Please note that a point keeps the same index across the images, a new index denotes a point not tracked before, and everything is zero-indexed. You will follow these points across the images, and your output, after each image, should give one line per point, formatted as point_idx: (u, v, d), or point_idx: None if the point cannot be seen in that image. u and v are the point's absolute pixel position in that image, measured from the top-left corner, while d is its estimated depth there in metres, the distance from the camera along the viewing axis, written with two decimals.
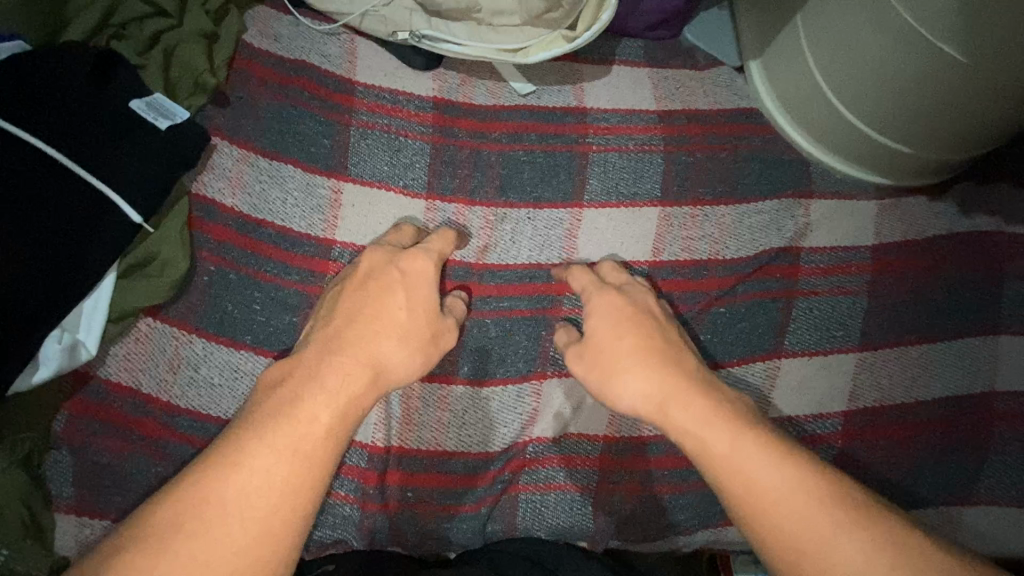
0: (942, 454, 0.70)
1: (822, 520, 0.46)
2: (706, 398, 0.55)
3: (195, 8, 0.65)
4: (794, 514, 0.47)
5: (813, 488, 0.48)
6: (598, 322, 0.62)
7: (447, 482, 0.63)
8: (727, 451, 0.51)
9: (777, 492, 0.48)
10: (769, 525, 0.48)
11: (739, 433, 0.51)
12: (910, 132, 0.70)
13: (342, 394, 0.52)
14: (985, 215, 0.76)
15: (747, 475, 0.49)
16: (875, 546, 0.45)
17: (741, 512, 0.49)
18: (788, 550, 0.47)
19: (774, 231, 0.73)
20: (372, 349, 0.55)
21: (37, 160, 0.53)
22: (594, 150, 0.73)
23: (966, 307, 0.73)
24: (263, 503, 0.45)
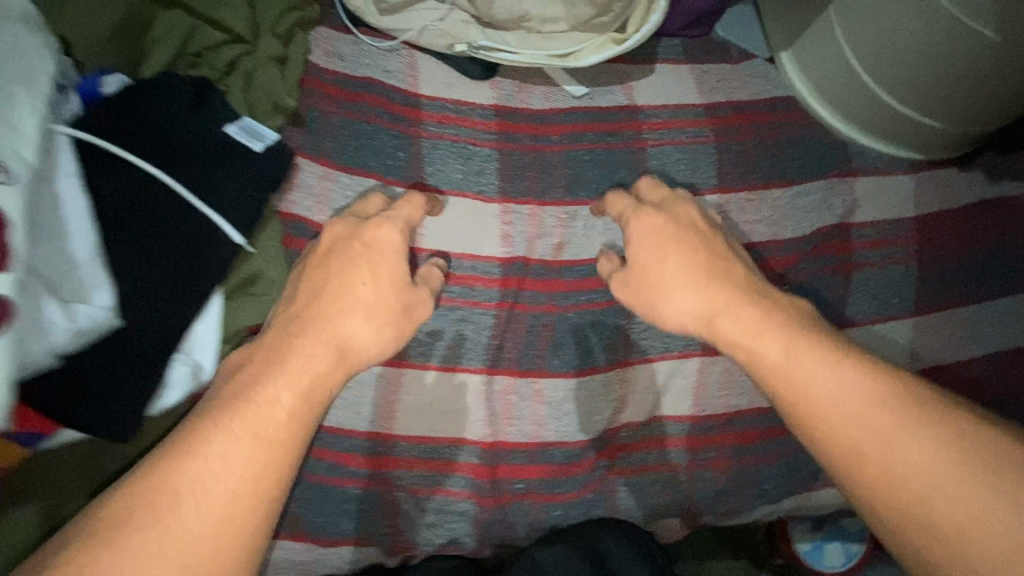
0: (1001, 405, 0.75)
1: (884, 417, 0.48)
2: (765, 314, 0.56)
3: (266, 32, 0.67)
4: (854, 413, 0.49)
5: (878, 390, 0.50)
6: (638, 242, 0.63)
7: (549, 471, 0.66)
8: (783, 362, 0.53)
9: (842, 392, 0.50)
10: (827, 425, 0.50)
11: (792, 342, 0.54)
12: (943, 108, 0.74)
13: (304, 374, 0.51)
14: (1010, 181, 0.82)
15: (804, 380, 0.52)
16: (935, 438, 0.47)
17: (797, 418, 0.52)
18: (848, 449, 0.49)
19: (825, 210, 0.77)
20: (339, 327, 0.55)
21: (146, 185, 0.54)
22: (650, 145, 0.76)
23: (1004, 267, 0.79)
24: (219, 492, 0.45)
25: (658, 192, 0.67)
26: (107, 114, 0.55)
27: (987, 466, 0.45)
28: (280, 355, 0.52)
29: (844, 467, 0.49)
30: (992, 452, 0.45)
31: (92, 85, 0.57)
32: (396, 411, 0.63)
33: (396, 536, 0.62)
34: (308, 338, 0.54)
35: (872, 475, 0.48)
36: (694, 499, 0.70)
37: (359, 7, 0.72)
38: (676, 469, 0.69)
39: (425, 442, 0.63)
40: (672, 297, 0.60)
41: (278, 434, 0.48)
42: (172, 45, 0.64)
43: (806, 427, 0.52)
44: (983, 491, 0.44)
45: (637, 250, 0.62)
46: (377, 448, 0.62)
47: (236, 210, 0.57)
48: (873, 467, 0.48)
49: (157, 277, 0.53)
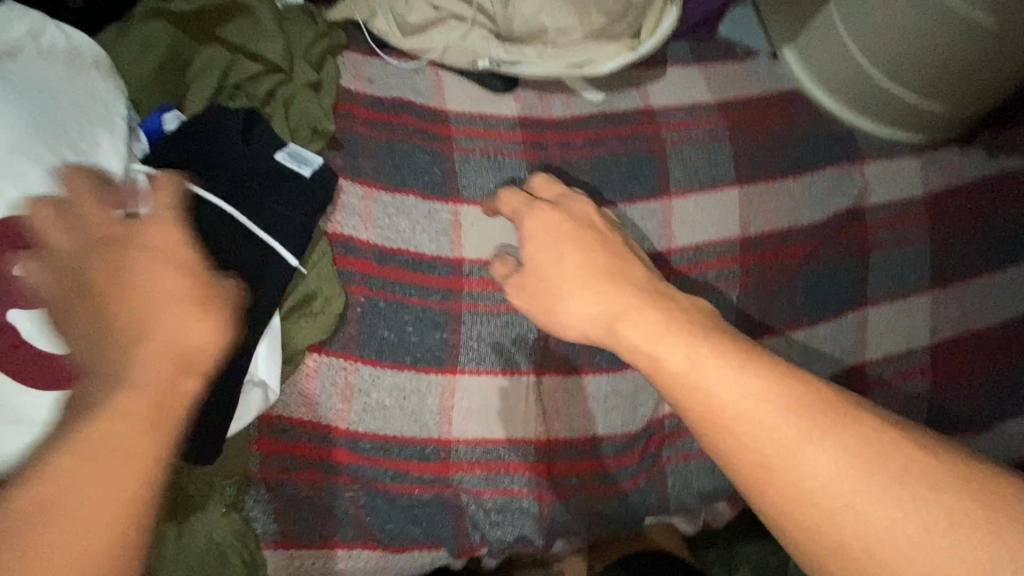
0: (1015, 368, 0.80)
1: (799, 422, 0.35)
2: (667, 316, 0.43)
3: (301, 60, 0.69)
4: (776, 419, 0.36)
5: (785, 390, 0.37)
6: (533, 241, 0.53)
7: (602, 465, 0.68)
8: (677, 371, 0.40)
9: (744, 394, 0.37)
10: (733, 441, 0.36)
11: (699, 343, 0.40)
12: (944, 92, 0.79)
13: (143, 371, 0.34)
14: (1009, 156, 0.86)
15: (690, 383, 0.39)
16: (852, 445, 0.34)
17: (705, 435, 0.38)
18: (746, 465, 0.36)
19: (840, 194, 0.81)
20: (152, 321, 0.36)
21: (211, 216, 0.59)
22: (670, 144, 0.80)
23: (1011, 238, 0.83)
24: (82, 514, 0.30)
25: (552, 187, 0.61)
26: (164, 146, 0.61)
27: (893, 478, 0.33)
28: (103, 323, 0.36)
29: (749, 490, 0.37)
30: (920, 455, 0.34)
31: (154, 123, 0.62)
32: (454, 415, 0.64)
33: (464, 537, 0.64)
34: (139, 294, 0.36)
35: (778, 498, 0.35)
36: None
37: (384, 31, 0.76)
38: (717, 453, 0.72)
39: (484, 444, 0.65)
40: (585, 299, 0.48)
41: (149, 415, 0.33)
42: (212, 79, 0.66)
43: (712, 443, 0.38)
44: (910, 505, 0.32)
45: (530, 249, 0.52)
46: (438, 454, 0.63)
47: (285, 231, 0.61)
48: (792, 486, 0.34)
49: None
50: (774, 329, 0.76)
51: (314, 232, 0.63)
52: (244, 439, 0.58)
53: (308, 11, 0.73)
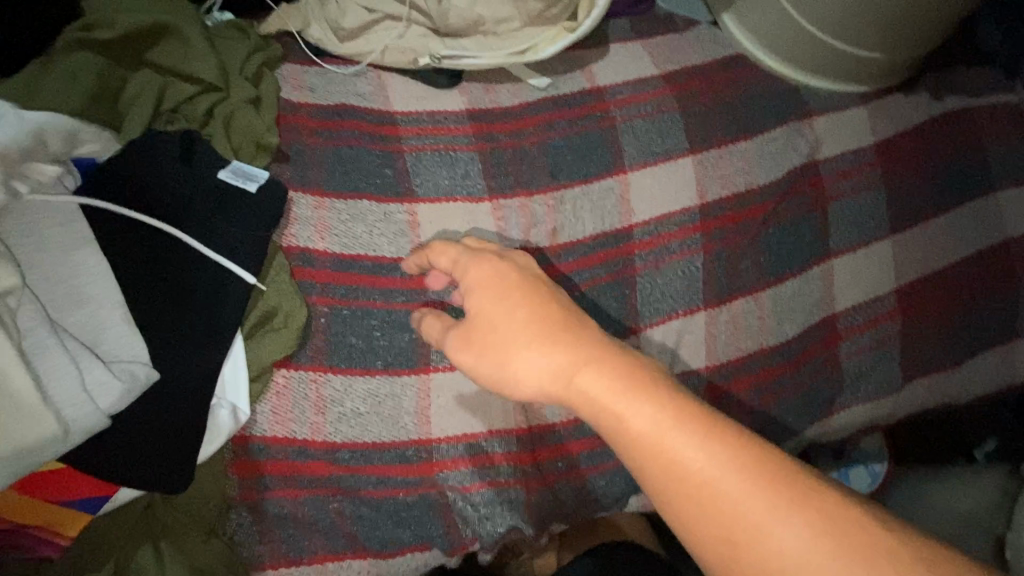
0: (982, 302, 0.82)
1: (760, 496, 0.38)
2: (625, 373, 0.44)
3: (236, 77, 0.69)
4: (742, 492, 0.38)
5: (748, 462, 0.40)
6: (479, 294, 0.50)
7: (587, 445, 0.67)
8: (637, 436, 0.42)
9: (708, 468, 0.39)
10: (703, 511, 0.39)
11: (661, 404, 0.42)
12: (882, 40, 0.80)
13: None
14: (953, 96, 0.88)
15: (656, 453, 0.41)
16: (814, 523, 0.37)
17: (671, 501, 0.40)
18: (715, 538, 0.39)
19: (792, 152, 0.82)
20: None
21: (159, 244, 0.59)
22: (619, 121, 0.80)
23: (963, 175, 0.84)
24: None
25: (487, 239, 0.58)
26: (104, 179, 0.60)
27: (854, 558, 0.36)
28: None
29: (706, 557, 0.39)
30: (880, 535, 0.37)
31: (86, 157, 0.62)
32: (432, 413, 0.63)
33: (455, 534, 0.62)
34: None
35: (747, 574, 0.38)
36: None
37: (320, 37, 0.76)
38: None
39: (465, 439, 0.64)
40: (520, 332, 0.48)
41: None
42: (148, 105, 0.65)
43: (681, 514, 0.40)
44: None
45: (481, 303, 0.50)
46: (420, 455, 0.62)
47: (237, 248, 0.60)
48: (755, 560, 0.37)
49: (179, 322, 0.57)
50: (743, 291, 0.77)
51: (267, 248, 0.62)
52: (220, 464, 0.58)
53: (240, 26, 0.73)
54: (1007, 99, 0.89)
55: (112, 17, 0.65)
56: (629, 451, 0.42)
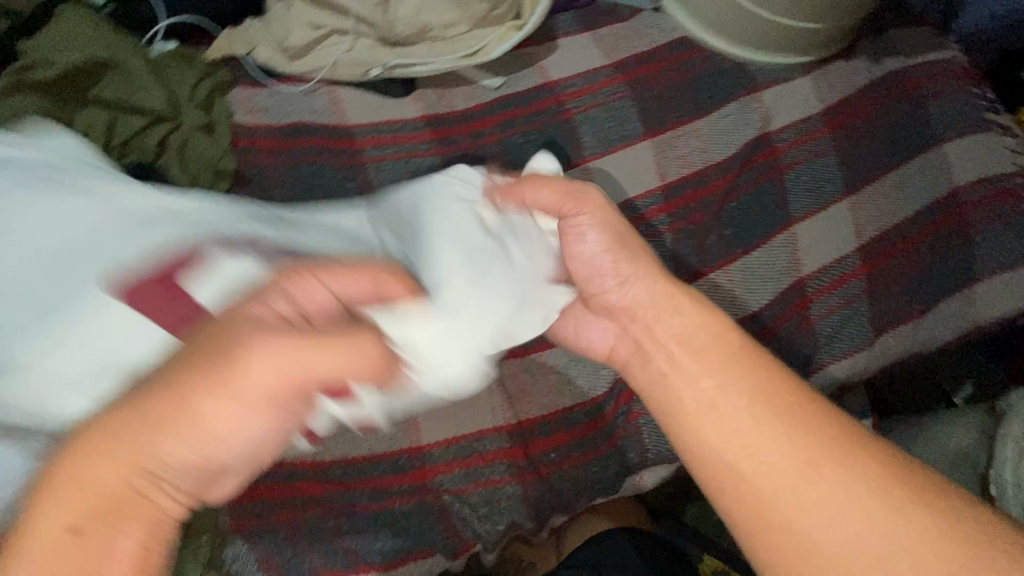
0: (941, 250, 0.84)
1: (808, 440, 0.44)
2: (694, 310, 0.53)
3: (187, 105, 0.68)
4: (780, 431, 0.45)
5: (793, 419, 0.46)
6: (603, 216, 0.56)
7: (577, 434, 0.68)
8: (697, 363, 0.50)
9: (764, 391, 0.47)
10: (754, 446, 0.45)
11: (711, 359, 0.50)
12: (818, 10, 0.83)
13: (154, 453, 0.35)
14: (890, 58, 0.91)
15: (715, 379, 0.49)
16: (856, 485, 0.42)
17: (711, 430, 0.47)
18: (747, 486, 0.45)
19: (744, 126, 0.84)
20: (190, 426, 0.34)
21: None
22: (576, 113, 0.81)
23: (909, 132, 0.87)
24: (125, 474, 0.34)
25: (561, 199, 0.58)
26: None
27: (886, 504, 0.41)
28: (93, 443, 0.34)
29: (711, 487, 0.47)
30: (909, 485, 0.42)
31: None
32: (420, 419, 0.64)
33: (456, 537, 0.62)
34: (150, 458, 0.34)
35: (778, 516, 0.43)
36: None
37: (269, 58, 0.75)
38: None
39: (455, 442, 0.64)
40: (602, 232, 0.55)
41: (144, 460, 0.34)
42: (97, 141, 0.64)
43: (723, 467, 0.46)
44: (875, 510, 0.41)
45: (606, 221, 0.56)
46: (413, 462, 0.62)
47: None
48: (798, 500, 0.43)
49: None
50: (713, 263, 0.79)
51: None
52: None
53: (189, 55, 0.72)
54: (941, 55, 0.93)
55: (53, 55, 0.64)
56: (693, 388, 0.50)
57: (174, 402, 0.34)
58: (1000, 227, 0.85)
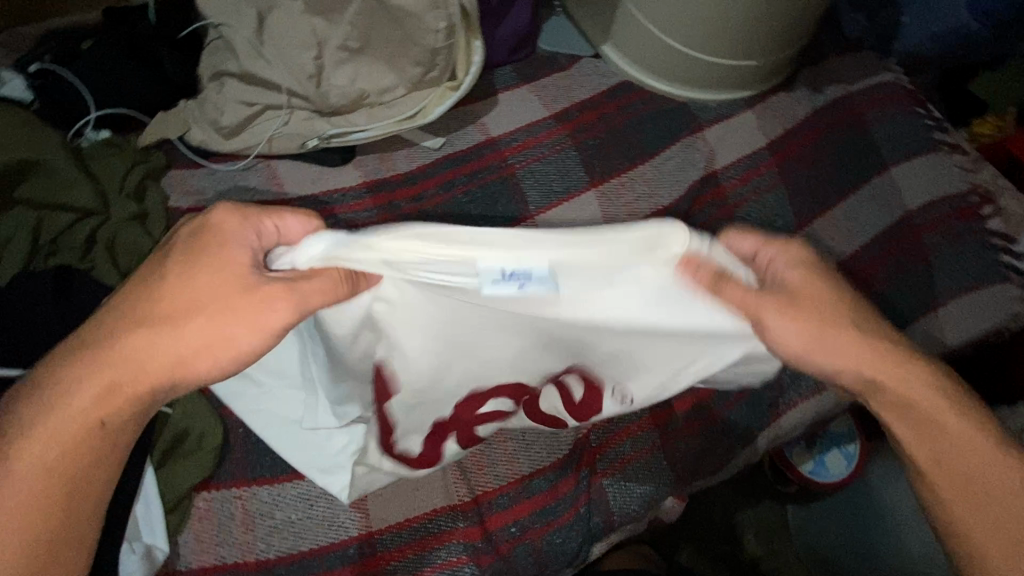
0: (901, 276, 0.82)
1: (999, 475, 0.49)
2: (907, 379, 0.51)
3: (116, 196, 0.67)
4: (993, 472, 0.49)
5: (972, 426, 0.51)
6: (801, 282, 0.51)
7: (539, 502, 0.65)
8: (902, 417, 0.52)
9: (975, 449, 0.50)
10: (976, 494, 0.49)
11: (917, 380, 0.52)
12: (752, 48, 0.84)
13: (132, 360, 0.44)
14: (831, 85, 0.92)
15: (911, 421, 0.52)
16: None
17: (940, 484, 0.51)
18: (952, 495, 0.50)
19: (690, 167, 0.83)
20: (160, 344, 0.44)
21: None
22: (518, 167, 0.81)
23: (857, 158, 0.87)
24: (121, 370, 0.44)
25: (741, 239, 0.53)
26: None
27: None
28: (106, 347, 0.44)
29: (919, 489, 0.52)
30: None
31: None
32: (370, 502, 0.61)
33: None
34: (169, 352, 0.45)
35: (980, 519, 0.49)
36: (678, 468, 0.71)
37: (203, 139, 0.74)
38: (665, 443, 0.71)
39: (408, 524, 0.61)
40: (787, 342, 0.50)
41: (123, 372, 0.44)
42: (22, 246, 0.62)
43: (928, 478, 0.51)
44: None
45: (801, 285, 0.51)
46: (363, 550, 0.59)
47: None
48: (974, 502, 0.49)
49: None
50: None
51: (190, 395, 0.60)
52: None
53: (120, 143, 0.71)
54: (883, 78, 0.93)
55: None
56: (909, 446, 0.52)
57: (192, 311, 0.45)
58: (958, 249, 0.83)
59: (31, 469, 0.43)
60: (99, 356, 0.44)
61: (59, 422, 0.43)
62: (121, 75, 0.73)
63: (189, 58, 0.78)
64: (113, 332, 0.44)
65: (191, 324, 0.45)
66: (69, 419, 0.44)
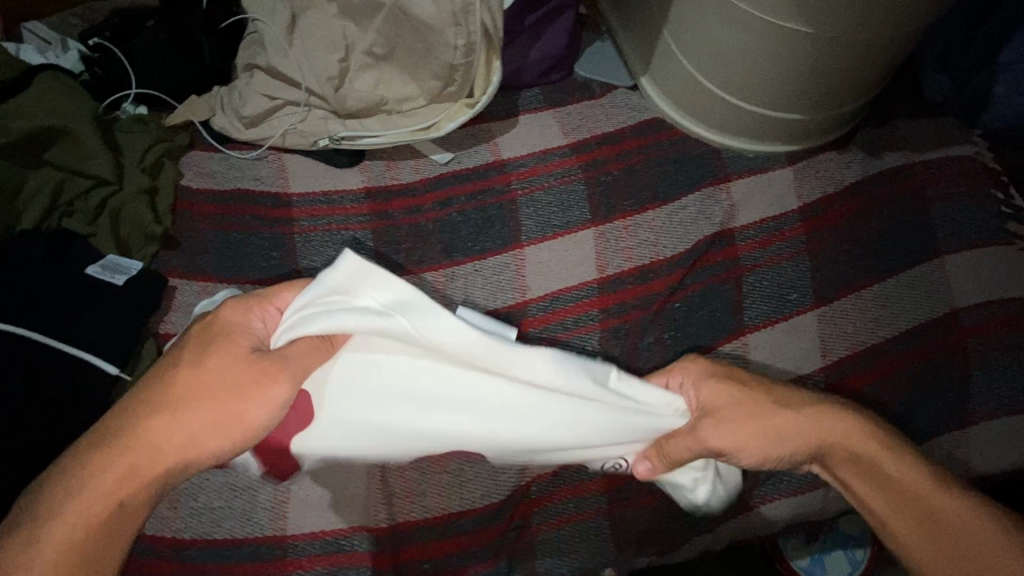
0: (930, 381, 0.71)
1: (947, 506, 0.54)
2: (837, 429, 0.59)
3: (132, 169, 0.72)
4: (941, 506, 0.54)
5: (911, 466, 0.57)
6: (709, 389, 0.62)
7: (459, 544, 0.63)
8: (852, 468, 0.59)
9: (920, 491, 0.56)
10: (931, 531, 0.54)
11: (846, 427, 0.59)
12: (798, 101, 0.76)
13: (147, 445, 0.50)
14: (892, 152, 0.82)
15: (856, 470, 0.58)
16: (974, 515, 0.53)
17: (898, 520, 0.56)
18: (910, 533, 0.55)
19: (703, 220, 0.77)
20: (176, 431, 0.51)
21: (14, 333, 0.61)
22: (520, 195, 0.78)
23: (906, 238, 0.76)
24: (141, 459, 0.50)
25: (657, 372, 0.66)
26: None
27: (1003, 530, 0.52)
28: (123, 434, 0.50)
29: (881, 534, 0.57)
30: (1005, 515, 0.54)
31: None
32: (290, 507, 0.62)
33: None
34: (179, 435, 0.51)
35: (936, 551, 0.53)
36: (619, 540, 0.67)
37: (225, 127, 0.78)
38: (613, 511, 0.67)
39: (324, 535, 0.61)
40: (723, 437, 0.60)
41: (135, 457, 0.49)
42: (41, 204, 0.68)
43: (884, 523, 0.57)
44: (991, 539, 0.52)
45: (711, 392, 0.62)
46: (275, 552, 0.60)
47: (89, 340, 0.63)
48: (929, 534, 0.54)
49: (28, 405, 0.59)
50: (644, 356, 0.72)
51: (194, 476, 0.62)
52: None
53: (146, 119, 0.76)
54: (959, 151, 0.82)
55: (6, 121, 0.68)
56: (863, 497, 0.58)
57: (205, 416, 0.51)
58: (1004, 363, 0.72)
59: (54, 549, 0.46)
60: (122, 440, 0.50)
61: (77, 506, 0.47)
62: (164, 57, 0.79)
63: (228, 48, 0.82)
64: (131, 422, 0.50)
65: (198, 410, 0.51)
66: (83, 503, 0.47)
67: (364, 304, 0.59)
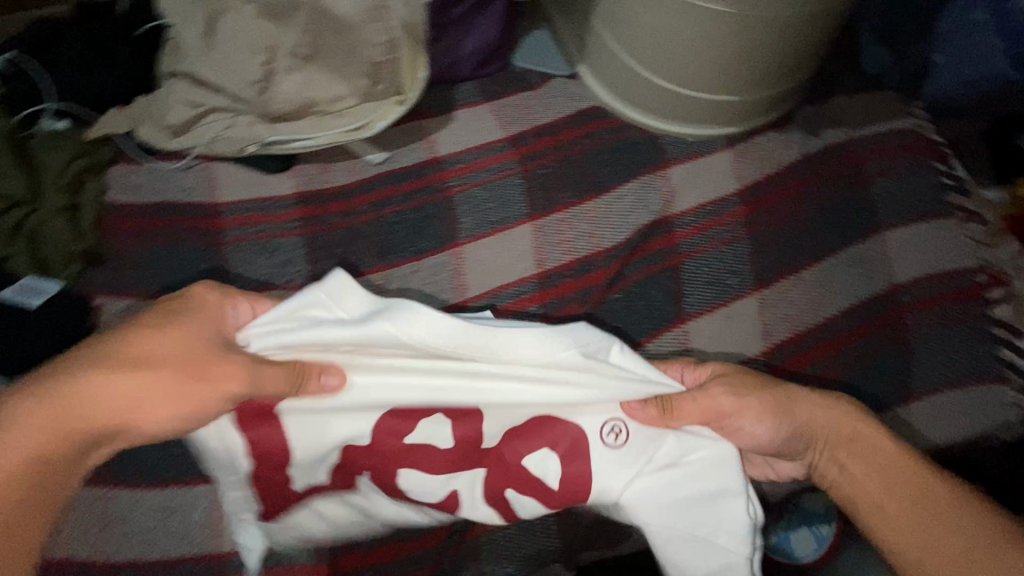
0: (874, 358, 0.71)
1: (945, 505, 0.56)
2: (844, 424, 0.59)
3: (51, 188, 0.70)
4: (939, 506, 0.56)
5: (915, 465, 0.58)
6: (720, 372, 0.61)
7: (402, 551, 0.64)
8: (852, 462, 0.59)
9: (921, 488, 0.57)
10: (928, 526, 0.55)
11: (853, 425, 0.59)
12: (730, 83, 0.75)
13: (64, 409, 0.47)
14: (832, 129, 0.81)
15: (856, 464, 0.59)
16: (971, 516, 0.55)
17: (895, 515, 0.57)
18: (904, 527, 0.56)
19: (642, 208, 0.76)
20: (125, 397, 0.49)
21: None
22: (456, 192, 0.77)
23: (846, 215, 0.76)
24: (71, 418, 0.47)
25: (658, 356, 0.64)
26: None
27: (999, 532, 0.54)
28: (55, 389, 0.47)
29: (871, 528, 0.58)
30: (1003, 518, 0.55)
31: None
32: (225, 527, 0.62)
33: None
34: (115, 409, 0.48)
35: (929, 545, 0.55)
36: (565, 536, 0.66)
37: (149, 137, 0.75)
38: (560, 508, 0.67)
39: (265, 550, 0.63)
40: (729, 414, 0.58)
41: (63, 410, 0.47)
42: None
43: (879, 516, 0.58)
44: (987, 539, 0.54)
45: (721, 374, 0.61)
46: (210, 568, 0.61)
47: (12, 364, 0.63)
48: (925, 530, 0.55)
49: None
50: None
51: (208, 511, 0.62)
52: None
53: (64, 134, 0.74)
54: (898, 125, 0.81)
55: None
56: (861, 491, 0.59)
57: (137, 392, 0.49)
58: (944, 335, 0.72)
59: None
60: (59, 396, 0.47)
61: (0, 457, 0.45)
62: (80, 70, 0.76)
63: (149, 57, 0.80)
64: (81, 375, 0.48)
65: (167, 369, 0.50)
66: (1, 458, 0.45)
67: (344, 315, 0.58)
